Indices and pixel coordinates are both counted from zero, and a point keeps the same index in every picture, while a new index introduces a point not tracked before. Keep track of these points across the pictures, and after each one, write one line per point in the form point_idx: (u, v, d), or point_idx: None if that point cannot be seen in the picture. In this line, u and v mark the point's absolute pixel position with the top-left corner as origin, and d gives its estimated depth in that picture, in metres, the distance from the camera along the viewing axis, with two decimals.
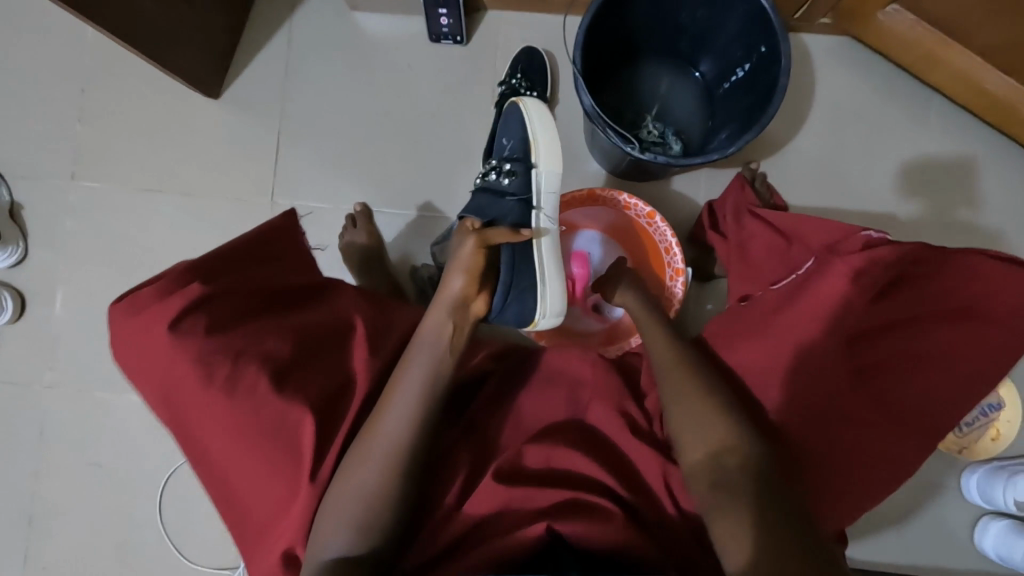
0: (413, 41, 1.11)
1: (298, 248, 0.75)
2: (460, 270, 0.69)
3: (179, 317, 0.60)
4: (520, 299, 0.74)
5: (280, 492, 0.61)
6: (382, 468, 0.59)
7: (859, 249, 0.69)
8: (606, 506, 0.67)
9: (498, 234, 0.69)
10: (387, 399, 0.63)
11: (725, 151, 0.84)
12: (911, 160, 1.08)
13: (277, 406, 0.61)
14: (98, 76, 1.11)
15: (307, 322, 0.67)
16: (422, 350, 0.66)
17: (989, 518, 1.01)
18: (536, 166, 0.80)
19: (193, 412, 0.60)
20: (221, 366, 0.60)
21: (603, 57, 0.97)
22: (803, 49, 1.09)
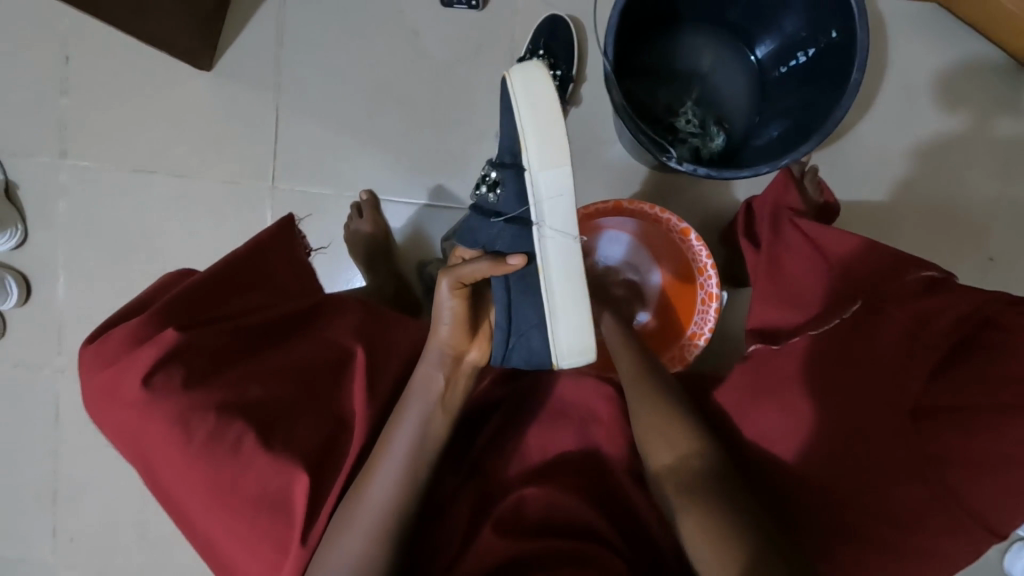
0: (420, 4, 0.98)
1: (282, 267, 0.66)
2: (447, 320, 0.62)
3: (150, 371, 0.52)
4: (523, 345, 0.63)
5: (268, 560, 0.54)
6: (372, 538, 0.55)
7: (915, 292, 0.61)
8: (613, 563, 0.62)
9: (472, 270, 0.58)
10: (376, 461, 0.58)
11: (776, 162, 0.68)
12: (993, 152, 0.92)
13: (262, 468, 0.53)
14: (79, 43, 1.03)
15: (295, 361, 0.60)
16: (417, 399, 0.61)
17: (1021, 544, 0.94)
18: (529, 171, 0.58)
19: (174, 476, 0.54)
20: (200, 423, 0.53)
21: (637, 28, 0.80)
22: (878, 19, 0.91)
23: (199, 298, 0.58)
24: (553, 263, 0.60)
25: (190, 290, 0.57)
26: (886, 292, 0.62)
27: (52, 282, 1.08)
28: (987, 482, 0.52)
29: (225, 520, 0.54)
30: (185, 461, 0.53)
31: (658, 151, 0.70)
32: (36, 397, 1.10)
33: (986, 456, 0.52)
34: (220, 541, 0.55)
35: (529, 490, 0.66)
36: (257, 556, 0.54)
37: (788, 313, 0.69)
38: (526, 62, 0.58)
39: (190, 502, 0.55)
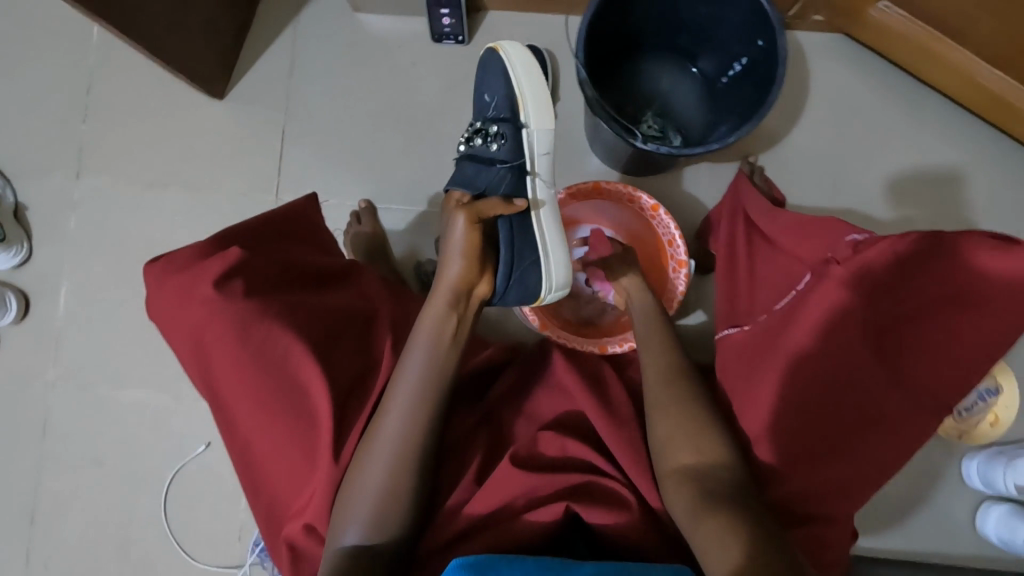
0: (414, 41, 1.12)
1: (318, 233, 0.84)
2: (458, 255, 0.67)
3: (221, 279, 0.68)
4: (521, 280, 0.71)
5: (298, 453, 0.67)
6: (388, 467, 0.65)
7: (849, 254, 0.69)
8: (620, 493, 0.70)
9: (494, 207, 0.67)
10: (387, 403, 0.67)
11: (725, 140, 0.83)
12: (908, 150, 1.08)
13: (302, 373, 0.68)
14: (100, 78, 1.14)
15: (333, 302, 0.74)
16: (419, 344, 0.69)
17: (990, 503, 1.01)
18: (526, 126, 0.72)
19: (226, 369, 0.68)
20: (255, 328, 0.67)
21: (602, 49, 0.94)
22: (797, 47, 1.09)
23: (260, 238, 0.77)
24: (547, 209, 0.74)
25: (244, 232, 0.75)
26: (830, 264, 0.69)
27: (55, 297, 1.11)
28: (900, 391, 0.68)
29: (265, 417, 0.67)
30: (240, 359, 0.67)
31: (626, 137, 0.85)
32: (26, 413, 1.10)
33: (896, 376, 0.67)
34: (256, 435, 0.68)
35: (543, 439, 0.72)
36: (287, 452, 0.67)
37: (746, 310, 0.80)
38: (515, 42, 0.75)
39: (236, 398, 0.68)
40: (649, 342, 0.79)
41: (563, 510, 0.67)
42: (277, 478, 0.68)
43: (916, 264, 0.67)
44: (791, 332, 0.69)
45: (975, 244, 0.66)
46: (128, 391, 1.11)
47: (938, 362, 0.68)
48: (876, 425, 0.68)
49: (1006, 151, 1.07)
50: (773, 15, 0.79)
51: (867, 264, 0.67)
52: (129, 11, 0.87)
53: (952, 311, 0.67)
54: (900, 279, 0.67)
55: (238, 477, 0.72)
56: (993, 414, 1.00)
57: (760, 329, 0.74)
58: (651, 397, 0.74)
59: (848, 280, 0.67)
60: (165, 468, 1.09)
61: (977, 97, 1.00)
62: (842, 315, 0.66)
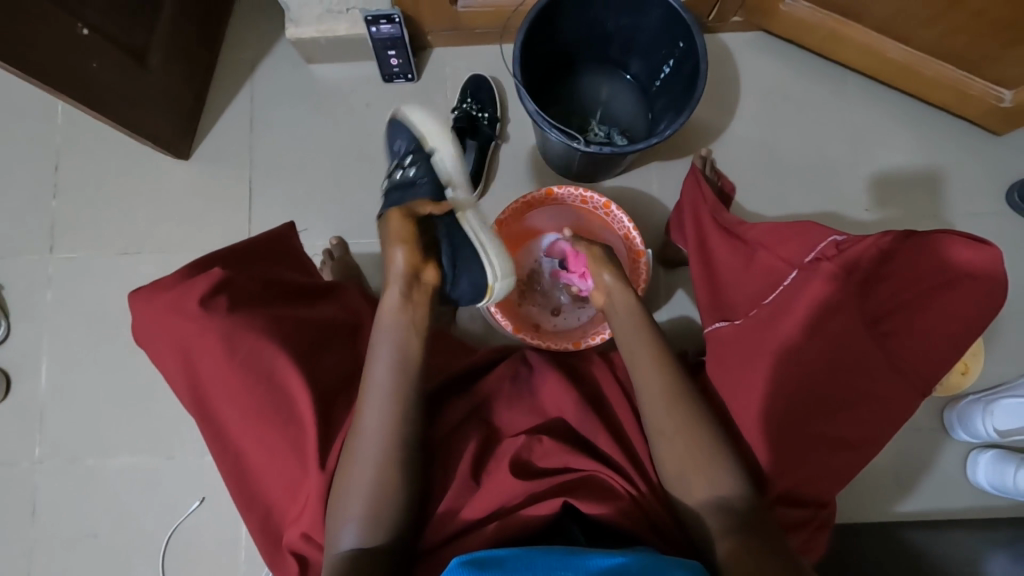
0: (367, 83, 1.19)
1: (297, 252, 0.89)
2: (399, 246, 0.71)
3: (207, 297, 0.72)
4: (466, 265, 0.76)
5: (291, 462, 0.71)
6: (374, 461, 0.66)
7: (836, 253, 0.71)
8: (618, 488, 0.70)
9: (424, 205, 0.75)
10: (363, 401, 0.70)
11: (664, 135, 0.89)
12: (840, 129, 1.16)
13: (288, 385, 0.72)
14: (67, 154, 1.18)
15: (315, 315, 0.79)
16: (384, 342, 0.72)
17: (978, 452, 1.04)
18: (435, 153, 0.84)
19: (217, 384, 0.71)
20: (241, 342, 0.71)
21: (541, 69, 1.02)
22: (722, 48, 1.17)
23: (241, 258, 0.81)
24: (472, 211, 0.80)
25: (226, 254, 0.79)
26: (816, 263, 0.71)
27: (36, 371, 1.12)
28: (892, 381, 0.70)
29: (258, 426, 0.71)
30: (230, 372, 0.70)
31: (571, 142, 0.91)
32: (12, 495, 1.08)
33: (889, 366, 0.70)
34: (249, 445, 0.72)
35: (542, 442, 0.73)
36: (280, 460, 0.71)
37: (731, 302, 0.79)
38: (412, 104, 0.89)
39: (228, 410, 0.72)
40: (631, 338, 0.78)
41: (560, 505, 0.67)
42: (272, 485, 0.72)
43: (898, 263, 0.71)
44: (784, 329, 0.70)
45: (944, 242, 0.72)
46: (116, 457, 1.10)
47: (922, 351, 0.71)
48: (861, 400, 0.70)
49: (928, 119, 1.16)
50: (688, 17, 0.87)
51: (857, 261, 0.70)
52: (89, 86, 0.92)
53: (930, 304, 0.71)
54: (880, 276, 0.71)
55: (230, 492, 0.74)
56: (962, 362, 1.05)
57: (750, 322, 0.74)
58: (647, 404, 0.73)
59: (842, 275, 0.69)
60: (161, 530, 1.08)
61: (889, 70, 1.09)
62: (833, 304, 0.69)
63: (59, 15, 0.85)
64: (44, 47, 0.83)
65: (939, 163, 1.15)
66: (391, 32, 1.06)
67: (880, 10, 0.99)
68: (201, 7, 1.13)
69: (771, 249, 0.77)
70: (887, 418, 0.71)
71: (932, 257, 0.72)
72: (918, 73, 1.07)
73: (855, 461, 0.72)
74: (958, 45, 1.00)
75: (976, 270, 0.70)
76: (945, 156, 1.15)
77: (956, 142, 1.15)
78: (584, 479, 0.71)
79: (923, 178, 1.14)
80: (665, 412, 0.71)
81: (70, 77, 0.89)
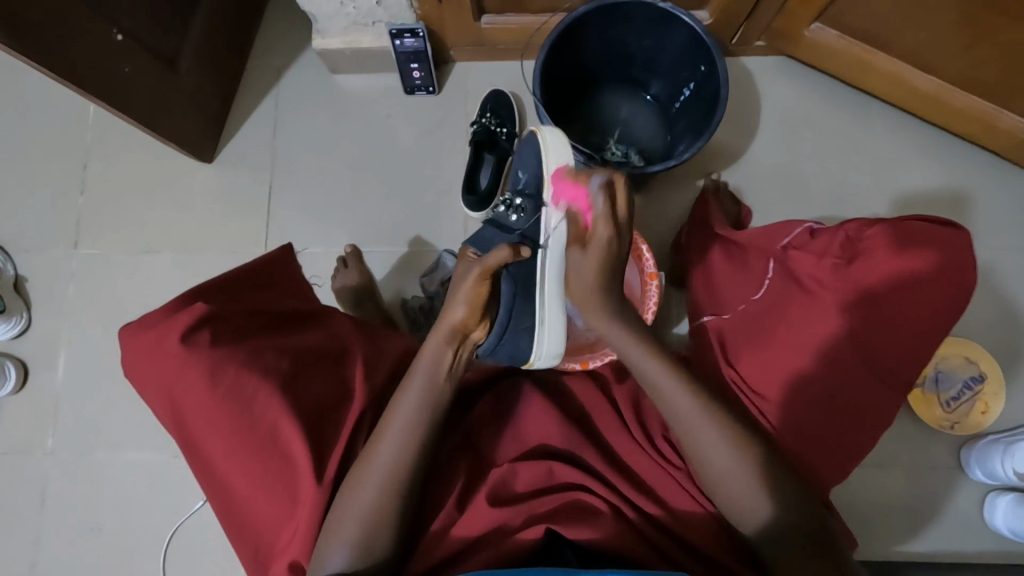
0: (389, 95, 1.20)
1: (290, 278, 0.89)
2: (463, 301, 0.70)
3: (188, 332, 0.70)
4: (512, 341, 0.76)
5: (278, 494, 0.68)
6: (379, 489, 0.65)
7: (808, 240, 0.80)
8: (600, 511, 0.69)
9: (499, 258, 0.68)
10: (384, 424, 0.68)
11: (682, 158, 0.89)
12: (860, 157, 1.14)
13: (271, 415, 0.69)
14: (96, 154, 1.21)
15: (304, 342, 0.77)
16: (419, 373, 0.71)
17: (995, 494, 1.01)
18: (547, 205, 0.79)
19: (201, 418, 0.70)
20: (224, 374, 0.69)
21: (561, 88, 1.03)
22: (744, 71, 1.17)
23: (230, 289, 0.80)
24: (547, 282, 0.79)
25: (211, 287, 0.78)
26: (790, 250, 0.80)
27: (54, 365, 1.14)
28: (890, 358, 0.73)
29: (242, 461, 0.69)
30: (212, 405, 0.69)
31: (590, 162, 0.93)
32: (22, 485, 1.10)
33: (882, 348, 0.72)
34: (235, 479, 0.70)
35: (521, 467, 0.72)
36: (266, 492, 0.68)
37: (723, 301, 0.88)
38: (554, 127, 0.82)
39: (212, 445, 0.70)
40: (590, 302, 0.77)
41: (542, 531, 0.67)
42: (259, 519, 0.69)
43: (872, 241, 0.74)
44: (781, 317, 0.78)
45: (920, 225, 0.74)
46: (123, 453, 1.11)
47: (914, 332, 0.72)
48: (844, 396, 0.73)
49: (952, 149, 1.14)
50: (711, 40, 0.90)
51: (823, 248, 0.77)
52: (120, 90, 0.95)
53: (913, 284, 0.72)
54: (854, 256, 0.74)
55: (223, 526, 0.73)
56: (981, 402, 1.04)
57: (739, 315, 0.84)
58: (680, 432, 0.70)
59: (809, 261, 0.77)
60: (164, 528, 1.08)
61: (913, 100, 1.08)
62: (804, 290, 0.77)
63: (95, 20, 0.88)
64: (79, 51, 0.86)
65: (962, 195, 1.13)
66: (415, 45, 1.08)
67: (905, 39, 0.98)
68: (232, 16, 1.16)
69: (756, 248, 0.85)
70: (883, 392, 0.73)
71: (914, 236, 0.73)
72: (943, 104, 1.06)
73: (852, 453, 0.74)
74: (984, 76, 0.98)
75: (964, 253, 0.72)
76: (969, 189, 1.13)
77: (981, 174, 1.13)
78: (566, 499, 0.70)
79: (945, 210, 1.12)
80: (693, 420, 0.70)
81: (101, 80, 0.91)
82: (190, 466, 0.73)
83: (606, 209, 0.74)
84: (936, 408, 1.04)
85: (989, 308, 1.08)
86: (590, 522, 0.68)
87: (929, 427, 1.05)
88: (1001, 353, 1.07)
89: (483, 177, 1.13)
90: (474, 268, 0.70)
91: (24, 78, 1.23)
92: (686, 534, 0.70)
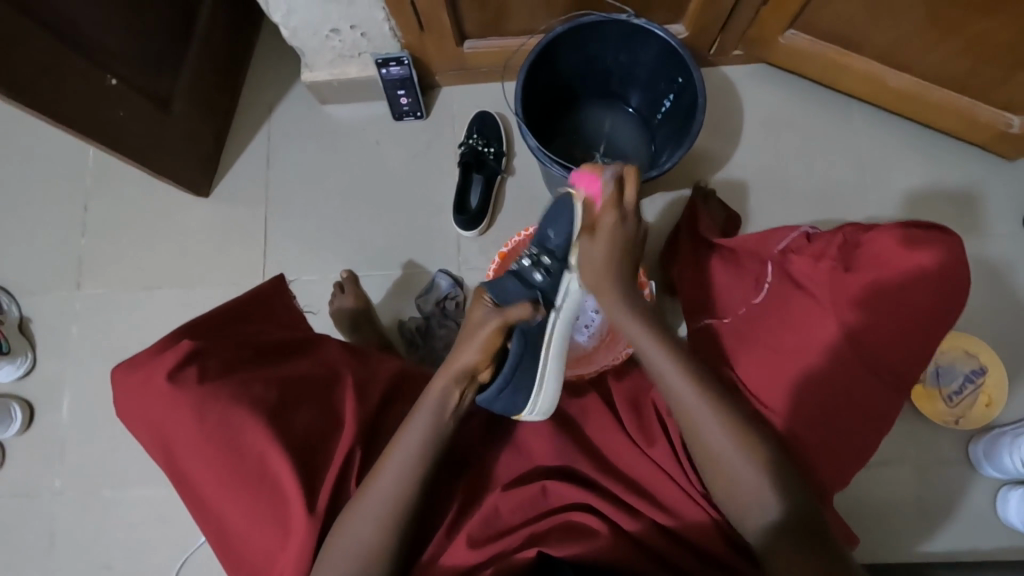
0: (378, 122, 1.23)
1: (279, 310, 0.90)
2: (476, 347, 0.71)
3: (175, 370, 0.71)
4: (511, 397, 0.72)
5: (271, 527, 0.69)
6: (376, 524, 0.65)
7: (804, 246, 0.80)
8: (594, 527, 0.69)
9: (519, 313, 0.71)
10: (386, 457, 0.68)
11: (664, 167, 0.91)
12: (844, 157, 1.15)
13: (261, 448, 0.70)
14: (96, 194, 1.24)
15: (292, 372, 0.78)
16: (423, 412, 0.70)
17: (1006, 488, 0.99)
18: (570, 269, 0.82)
19: (191, 455, 0.70)
20: (212, 410, 0.70)
21: (543, 106, 1.05)
22: (724, 80, 1.19)
23: (217, 325, 0.81)
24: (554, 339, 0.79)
25: (198, 324, 0.79)
26: (787, 255, 0.81)
27: (59, 403, 1.15)
28: (897, 357, 0.72)
29: (235, 496, 0.69)
30: (202, 442, 0.69)
31: (571, 175, 0.94)
32: (29, 526, 1.10)
33: (887, 349, 0.72)
34: (228, 514, 0.70)
35: (510, 492, 0.72)
36: (259, 526, 0.69)
37: (721, 304, 0.87)
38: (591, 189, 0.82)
39: (203, 481, 0.70)
40: (602, 283, 0.77)
41: (532, 553, 0.67)
42: (254, 554, 0.69)
43: (870, 244, 0.73)
44: (781, 321, 0.77)
45: (912, 231, 0.72)
46: (130, 488, 1.12)
47: (913, 332, 0.72)
48: (848, 396, 0.72)
49: (936, 144, 1.15)
50: (686, 53, 0.92)
51: (820, 250, 0.78)
52: (116, 132, 0.98)
53: (900, 291, 0.71)
54: (851, 258, 0.75)
55: (220, 561, 0.73)
56: (984, 395, 1.03)
57: (737, 321, 0.82)
58: (698, 446, 0.69)
59: (806, 263, 0.78)
60: (172, 563, 1.08)
61: (891, 98, 1.10)
62: (806, 292, 0.76)
63: (90, 68, 0.91)
64: (74, 96, 0.89)
65: (949, 189, 1.13)
66: (400, 73, 1.11)
67: (878, 39, 1.00)
68: (223, 55, 1.20)
69: (750, 252, 0.87)
70: (888, 390, 0.73)
71: (910, 240, 0.71)
72: (921, 101, 1.07)
73: (863, 450, 0.74)
74: (959, 72, 1.00)
75: (958, 256, 0.70)
76: (957, 182, 1.13)
77: (966, 167, 1.14)
78: (557, 519, 0.71)
79: (934, 204, 1.13)
80: (700, 416, 0.69)
81: (96, 123, 0.94)
82: (184, 503, 0.74)
83: (614, 193, 0.76)
84: (939, 404, 1.03)
85: (984, 300, 1.09)
86: (582, 540, 0.69)
87: (934, 423, 1.04)
88: (1001, 344, 1.07)
89: (473, 197, 1.16)
90: (494, 319, 0.71)
91: (25, 126, 1.27)
92: (684, 540, 0.70)
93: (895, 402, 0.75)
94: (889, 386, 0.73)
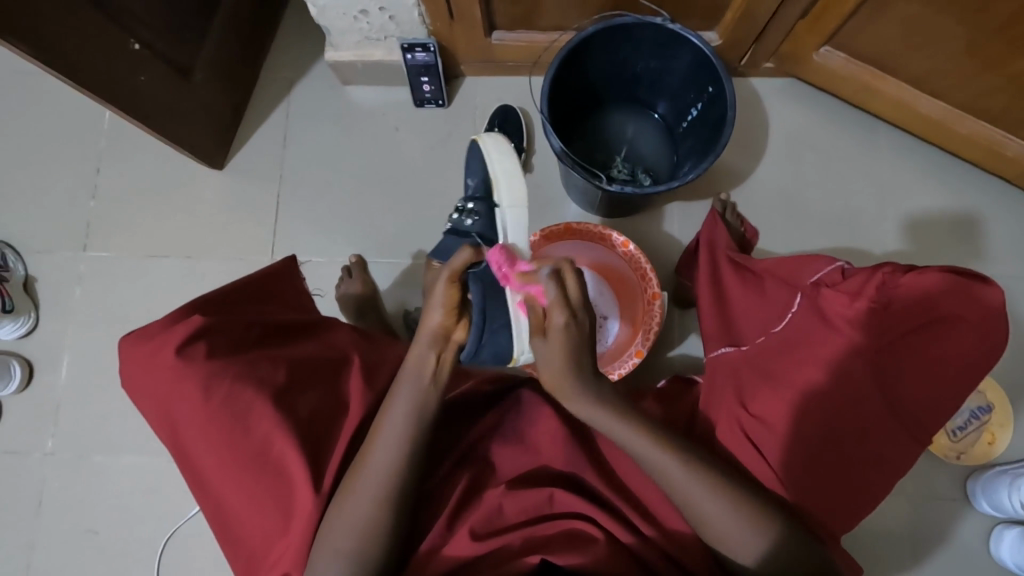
0: (399, 107, 1.21)
1: (289, 289, 0.89)
2: (439, 305, 0.67)
3: (184, 344, 0.70)
4: (493, 341, 0.71)
5: (270, 508, 0.68)
6: (370, 503, 0.64)
7: (839, 282, 0.75)
8: (591, 536, 0.69)
9: (463, 258, 0.65)
10: (375, 435, 0.67)
11: (686, 178, 0.90)
12: (867, 181, 1.14)
13: (267, 429, 0.69)
14: (110, 157, 1.23)
15: (301, 353, 0.77)
16: (403, 390, 0.68)
17: (1002, 527, 0.98)
18: (498, 205, 0.79)
19: (195, 430, 0.70)
20: (219, 386, 0.69)
21: (568, 107, 1.04)
22: (752, 93, 1.17)
23: (227, 301, 0.80)
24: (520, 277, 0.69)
25: (207, 299, 0.78)
26: (820, 288, 0.75)
27: (58, 366, 1.15)
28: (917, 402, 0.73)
29: (237, 475, 0.69)
30: (207, 417, 0.69)
31: (593, 180, 0.93)
32: (20, 485, 1.10)
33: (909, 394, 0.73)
34: (228, 492, 0.70)
35: (517, 492, 0.71)
36: (257, 506, 0.68)
37: (741, 331, 0.84)
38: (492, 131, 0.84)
39: (206, 459, 0.70)
40: (563, 384, 0.68)
41: (536, 560, 0.67)
42: (251, 534, 0.69)
43: (903, 288, 0.72)
44: (804, 357, 0.74)
45: (951, 279, 0.73)
46: (122, 455, 1.11)
47: (934, 377, 0.73)
48: (868, 434, 0.72)
49: (962, 175, 1.13)
50: (719, 64, 0.90)
51: (857, 288, 0.72)
52: (134, 97, 0.96)
53: (929, 334, 0.73)
54: (887, 301, 0.72)
55: (216, 537, 0.73)
56: (988, 433, 1.02)
57: (758, 349, 0.79)
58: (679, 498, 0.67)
59: (840, 300, 0.73)
60: (160, 533, 1.08)
61: (920, 125, 1.08)
62: (833, 330, 0.73)
63: (114, 31, 0.90)
64: (96, 57, 0.88)
65: (971, 221, 1.12)
66: (425, 60, 1.10)
67: (915, 65, 0.98)
68: (248, 28, 1.18)
69: (779, 279, 0.81)
70: (909, 435, 0.74)
71: (944, 288, 0.72)
72: (951, 131, 1.06)
73: (877, 492, 0.74)
74: (992, 105, 0.98)
75: (985, 311, 0.73)
76: (979, 216, 1.12)
77: (989, 201, 1.12)
78: (559, 526, 0.70)
79: (955, 237, 1.11)
80: (678, 476, 0.67)
81: (115, 87, 0.92)
82: (184, 478, 0.74)
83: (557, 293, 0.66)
84: (942, 438, 1.02)
85: None
86: (582, 549, 0.68)
87: (934, 456, 1.03)
88: (1010, 382, 1.06)
89: (468, 179, 0.83)
90: (442, 273, 0.66)
91: (42, 82, 1.25)
92: (675, 552, 0.70)
93: (915, 449, 0.74)
94: (910, 431, 0.74)
